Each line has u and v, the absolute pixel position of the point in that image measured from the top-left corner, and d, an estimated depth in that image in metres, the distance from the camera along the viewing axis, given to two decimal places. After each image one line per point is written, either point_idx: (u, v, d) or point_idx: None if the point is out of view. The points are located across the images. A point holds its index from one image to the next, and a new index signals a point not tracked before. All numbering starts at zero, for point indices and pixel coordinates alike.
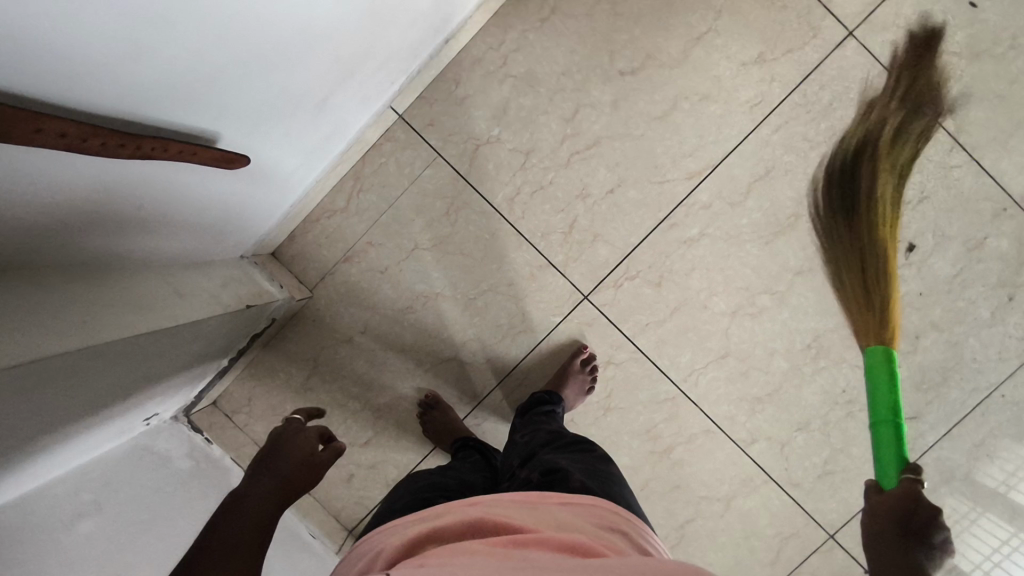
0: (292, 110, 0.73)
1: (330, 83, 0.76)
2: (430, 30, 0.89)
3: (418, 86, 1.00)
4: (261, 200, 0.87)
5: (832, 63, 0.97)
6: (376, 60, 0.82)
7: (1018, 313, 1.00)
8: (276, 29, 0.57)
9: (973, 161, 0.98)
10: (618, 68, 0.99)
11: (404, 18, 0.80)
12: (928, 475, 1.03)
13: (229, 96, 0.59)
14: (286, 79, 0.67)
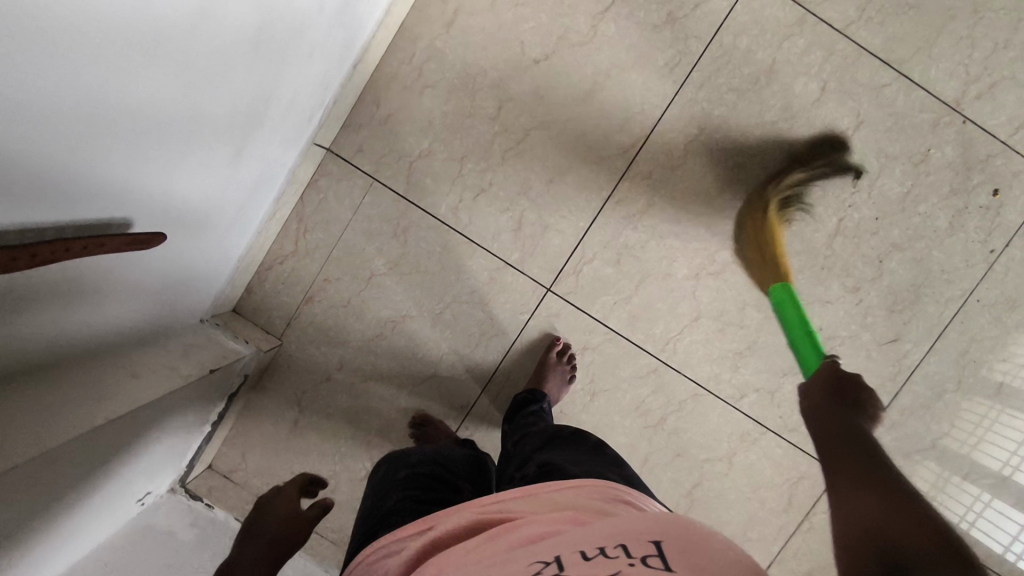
0: (206, 171, 0.72)
1: (241, 135, 0.75)
2: (336, 58, 0.87)
3: (339, 115, 0.98)
4: (202, 264, 0.86)
5: (742, 8, 0.96)
6: (283, 101, 0.80)
7: (977, 217, 0.99)
8: (164, 99, 0.56)
9: (902, 76, 0.97)
10: (532, 58, 0.98)
11: (304, 55, 0.78)
12: (921, 393, 1.03)
13: (130, 177, 0.58)
14: (190, 144, 0.65)
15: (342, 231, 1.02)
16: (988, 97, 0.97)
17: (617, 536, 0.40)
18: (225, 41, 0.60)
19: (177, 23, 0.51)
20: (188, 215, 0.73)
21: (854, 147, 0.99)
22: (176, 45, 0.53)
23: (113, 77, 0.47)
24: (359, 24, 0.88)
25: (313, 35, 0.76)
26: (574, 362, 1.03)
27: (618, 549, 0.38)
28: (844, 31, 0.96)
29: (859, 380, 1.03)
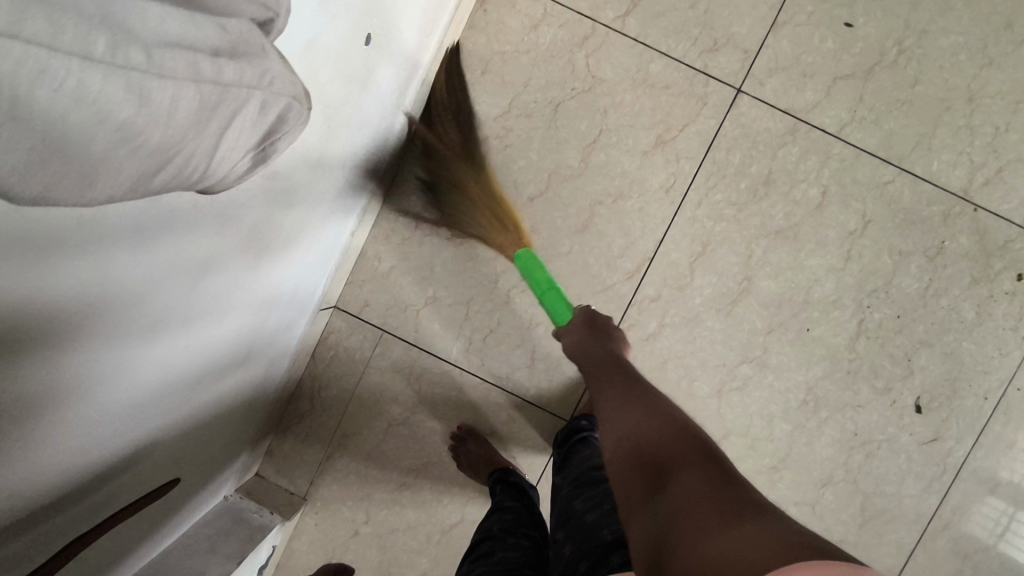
0: (220, 381, 0.71)
1: (252, 335, 0.74)
2: (338, 228, 0.87)
3: (344, 270, 0.97)
4: (225, 452, 0.84)
5: (731, 124, 0.96)
6: (289, 287, 0.79)
7: (1004, 303, 0.95)
8: (168, 351, 0.55)
9: (904, 171, 0.95)
10: (526, 195, 0.98)
11: (305, 242, 0.77)
12: (972, 489, 0.98)
13: (143, 431, 0.57)
14: (200, 371, 0.64)
15: (354, 385, 1.01)
16: (998, 182, 0.94)
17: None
18: (230, 275, 0.60)
19: (164, 283, 0.48)
20: (207, 418, 0.72)
21: (865, 247, 0.96)
22: (164, 303, 0.50)
23: (95, 357, 0.44)
24: (357, 191, 0.87)
25: (311, 218, 0.75)
26: None
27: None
28: (838, 134, 0.95)
29: (904, 483, 0.98)
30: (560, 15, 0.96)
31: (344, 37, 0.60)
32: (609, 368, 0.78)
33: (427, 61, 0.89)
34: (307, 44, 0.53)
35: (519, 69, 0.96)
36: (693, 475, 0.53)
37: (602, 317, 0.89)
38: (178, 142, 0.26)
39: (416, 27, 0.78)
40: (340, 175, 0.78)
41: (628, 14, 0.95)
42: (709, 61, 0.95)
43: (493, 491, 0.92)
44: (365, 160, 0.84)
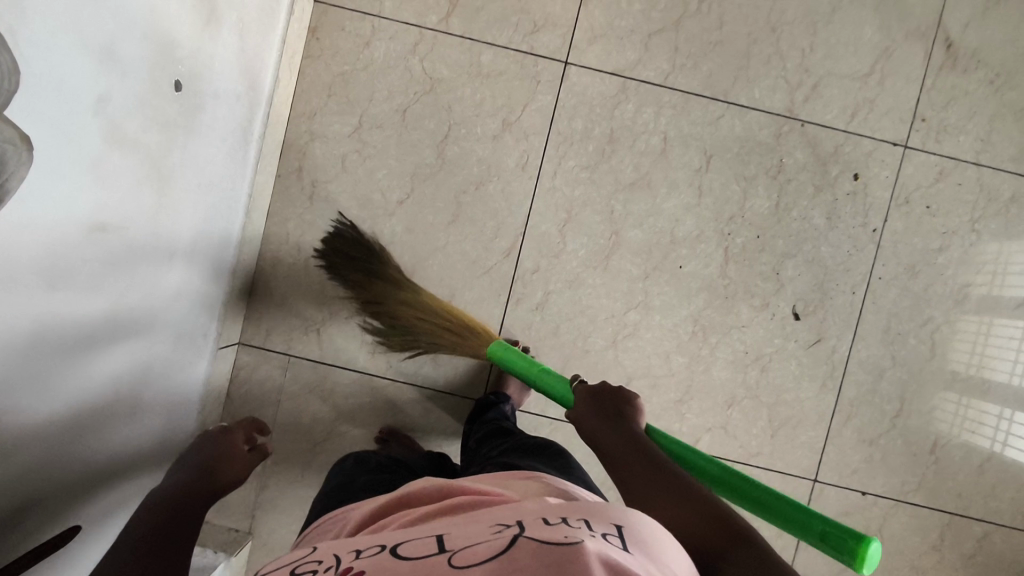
0: (111, 425, 0.75)
1: (137, 376, 0.78)
2: (215, 260, 0.91)
3: (240, 298, 1.01)
4: (148, 493, 0.87)
5: (567, 95, 1.03)
6: (171, 326, 0.83)
7: (848, 204, 1.03)
8: (26, 398, 0.59)
9: (731, 104, 1.03)
10: (395, 200, 1.03)
11: (175, 279, 0.82)
12: (862, 379, 1.05)
13: (19, 475, 0.61)
14: (79, 417, 0.68)
15: (274, 413, 1.05)
16: (816, 97, 1.02)
17: (580, 514, 0.43)
18: (80, 321, 0.64)
19: None
20: (105, 459, 0.75)
21: (713, 180, 1.03)
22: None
23: None
24: (225, 222, 0.91)
25: (174, 255, 0.80)
26: (535, 365, 1.04)
27: (581, 521, 0.42)
28: (664, 83, 1.02)
29: (800, 387, 1.05)
30: (388, 28, 1.02)
31: (146, 91, 0.66)
32: (626, 450, 0.67)
33: (267, 95, 0.94)
34: (94, 100, 0.59)
35: (362, 86, 1.02)
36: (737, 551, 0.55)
37: (620, 389, 0.76)
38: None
39: (238, 67, 0.84)
40: (195, 220, 0.83)
41: (450, 14, 1.02)
42: (534, 42, 1.02)
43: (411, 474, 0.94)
44: (223, 191, 0.89)
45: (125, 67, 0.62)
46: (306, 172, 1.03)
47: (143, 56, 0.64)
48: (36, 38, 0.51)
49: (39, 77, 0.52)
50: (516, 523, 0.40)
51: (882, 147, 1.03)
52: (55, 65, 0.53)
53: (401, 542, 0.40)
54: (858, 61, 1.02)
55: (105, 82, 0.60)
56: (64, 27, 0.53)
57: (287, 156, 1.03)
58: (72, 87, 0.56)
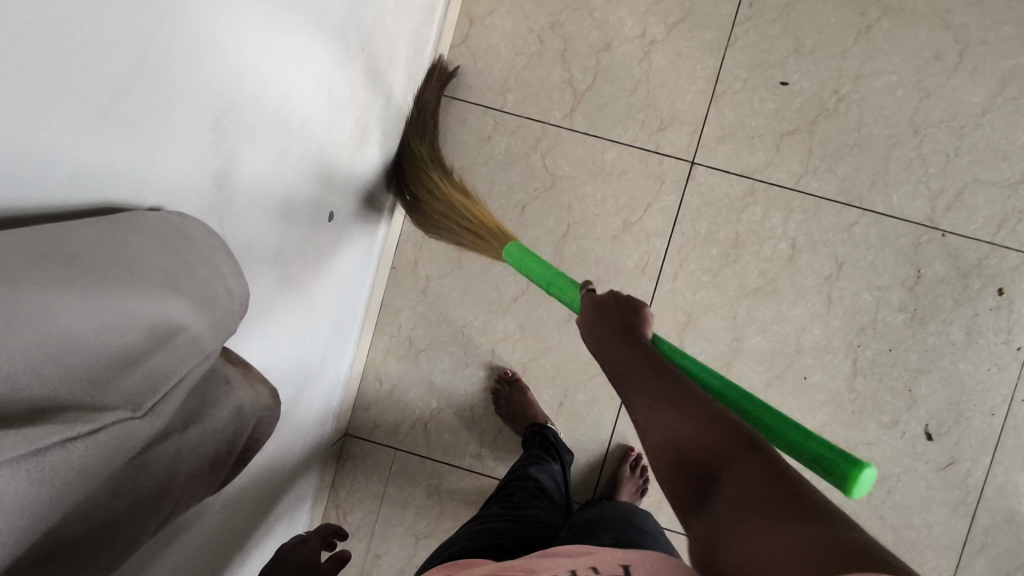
0: (251, 537, 0.76)
1: (273, 484, 0.79)
2: (340, 353, 0.92)
3: (355, 374, 1.01)
4: None
5: (691, 195, 0.99)
6: (302, 427, 0.84)
7: (991, 319, 0.97)
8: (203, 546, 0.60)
9: (866, 211, 0.97)
10: (510, 296, 1.01)
11: (310, 384, 0.82)
12: (998, 506, 0.98)
13: None
14: (233, 540, 0.69)
15: (378, 506, 1.04)
16: (960, 206, 0.97)
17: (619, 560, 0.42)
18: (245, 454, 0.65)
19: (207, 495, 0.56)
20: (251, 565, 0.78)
21: (844, 288, 0.98)
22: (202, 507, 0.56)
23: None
24: (351, 316, 0.92)
25: (313, 366, 0.80)
26: (647, 474, 1.00)
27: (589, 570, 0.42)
28: (796, 186, 0.98)
29: (930, 510, 0.98)
30: (509, 123, 1.00)
31: (307, 232, 0.65)
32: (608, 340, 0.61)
33: (392, 191, 0.94)
34: (270, 258, 0.58)
35: (481, 180, 1.00)
36: (752, 480, 0.41)
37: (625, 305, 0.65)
38: (184, 490, 0.34)
39: (374, 183, 0.83)
40: (325, 337, 0.82)
41: (573, 110, 0.99)
42: (660, 140, 0.99)
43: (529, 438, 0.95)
44: (352, 290, 0.88)
45: (296, 216, 0.61)
46: (421, 265, 1.02)
47: (310, 199, 0.63)
48: (238, 218, 0.50)
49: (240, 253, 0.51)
50: None
51: None
52: (247, 238, 0.52)
53: None
54: (1008, 169, 0.96)
55: (280, 235, 0.59)
56: (258, 199, 0.52)
57: (402, 248, 1.02)
58: (260, 249, 0.55)
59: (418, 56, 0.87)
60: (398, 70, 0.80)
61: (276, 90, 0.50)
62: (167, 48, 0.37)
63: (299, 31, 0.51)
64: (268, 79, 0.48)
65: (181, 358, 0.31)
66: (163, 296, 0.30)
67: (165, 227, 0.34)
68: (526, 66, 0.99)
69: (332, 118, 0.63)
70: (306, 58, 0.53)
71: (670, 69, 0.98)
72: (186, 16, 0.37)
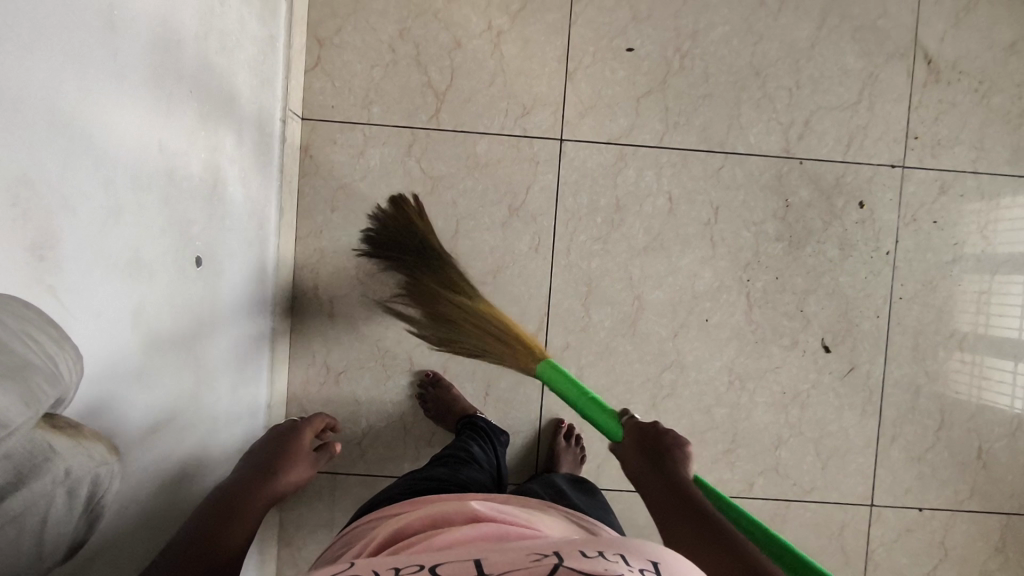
0: None
1: None
2: (254, 392, 0.92)
3: (278, 404, 1.01)
4: None
5: (567, 171, 1.02)
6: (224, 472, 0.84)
7: (859, 231, 1.05)
8: None
9: (729, 154, 1.03)
10: (416, 302, 1.03)
11: (223, 428, 0.82)
12: (900, 398, 1.06)
13: None
14: None
15: (330, 533, 1.04)
16: (810, 134, 1.04)
17: (618, 548, 0.47)
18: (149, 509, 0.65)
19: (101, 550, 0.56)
20: None
21: (724, 229, 1.04)
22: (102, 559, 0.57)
23: None
24: (257, 352, 0.91)
25: (219, 410, 0.80)
26: (583, 442, 1.03)
27: (619, 557, 0.46)
28: (661, 143, 1.03)
29: (843, 417, 1.05)
30: (378, 135, 1.01)
31: (170, 281, 0.65)
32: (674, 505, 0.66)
33: (273, 223, 0.94)
34: (130, 314, 0.58)
35: (363, 195, 1.02)
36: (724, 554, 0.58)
37: (665, 432, 0.75)
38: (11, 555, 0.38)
39: (245, 217, 0.83)
40: (228, 377, 0.82)
41: (438, 111, 1.01)
42: (526, 124, 1.02)
43: (459, 428, 0.97)
44: (250, 326, 0.88)
45: (151, 267, 0.61)
46: (322, 289, 1.02)
47: (164, 248, 0.63)
48: (74, 282, 0.50)
49: (83, 315, 0.51)
50: (554, 552, 0.45)
51: (882, 171, 1.04)
52: (92, 299, 0.52)
53: (442, 563, 0.44)
54: (844, 91, 1.04)
55: (136, 290, 0.59)
56: (95, 260, 0.53)
57: (299, 276, 1.02)
58: (111, 310, 0.55)
59: (265, 86, 0.87)
60: (242, 103, 0.80)
61: (87, 147, 0.51)
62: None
63: (93, 86, 0.51)
64: (70, 139, 0.49)
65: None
66: None
67: None
68: (383, 76, 1.01)
69: (172, 165, 0.63)
70: (112, 110, 0.54)
71: (521, 55, 1.01)
72: None
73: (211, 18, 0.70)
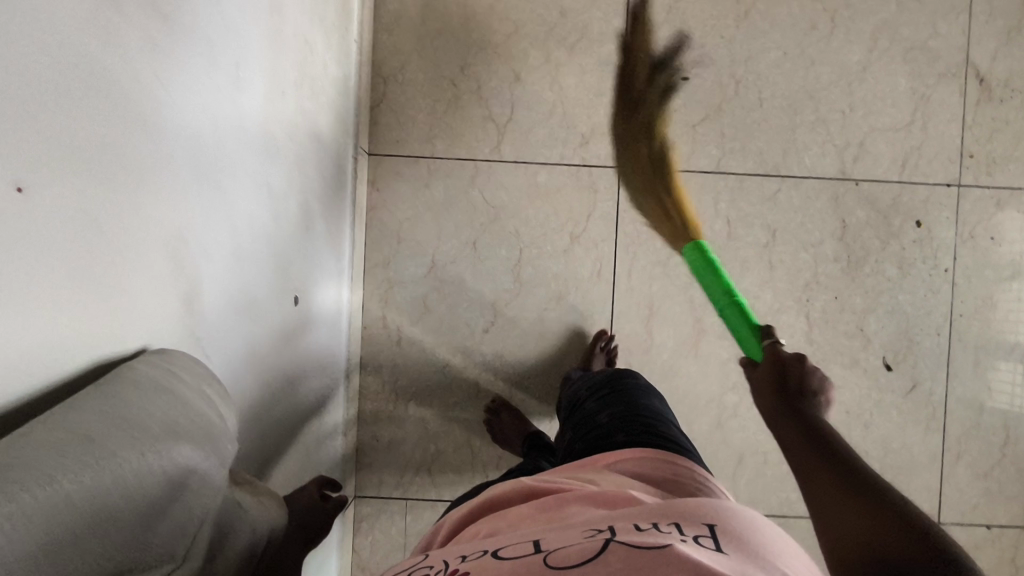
0: None
1: None
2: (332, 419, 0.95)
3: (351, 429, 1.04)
4: None
5: (626, 198, 1.05)
6: None
7: (916, 250, 1.06)
8: None
9: (785, 177, 1.05)
10: (481, 329, 1.05)
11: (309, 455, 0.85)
12: (964, 414, 1.06)
13: None
14: None
15: (402, 557, 1.06)
16: (865, 155, 1.05)
17: (669, 515, 0.39)
18: None
19: None
20: None
21: (782, 252, 1.05)
22: None
23: None
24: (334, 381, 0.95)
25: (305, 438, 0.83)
26: None
27: (671, 526, 0.37)
28: (718, 168, 1.05)
29: (906, 434, 1.06)
30: (441, 168, 1.04)
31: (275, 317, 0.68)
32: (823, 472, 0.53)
33: (347, 255, 0.97)
34: (247, 351, 0.61)
35: (428, 226, 1.04)
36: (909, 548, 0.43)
37: (812, 371, 0.64)
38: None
39: (329, 254, 0.87)
40: (314, 406, 0.86)
41: (499, 143, 1.04)
42: (585, 153, 1.04)
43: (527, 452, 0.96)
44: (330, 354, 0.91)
45: (263, 309, 0.65)
46: (390, 318, 1.05)
47: (273, 290, 0.67)
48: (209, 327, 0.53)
49: (215, 357, 0.54)
50: (607, 527, 0.37)
51: (937, 190, 1.06)
52: (224, 343, 0.56)
53: (500, 546, 0.37)
54: (897, 113, 1.05)
55: (253, 330, 0.62)
56: (225, 304, 0.56)
57: (368, 306, 1.05)
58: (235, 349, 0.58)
59: (343, 128, 0.91)
60: (326, 148, 0.84)
61: (222, 202, 0.54)
62: (112, 201, 0.40)
63: (228, 145, 0.54)
64: (211, 198, 0.52)
65: (196, 498, 0.38)
66: (175, 447, 0.36)
67: (158, 368, 0.40)
68: (446, 111, 1.04)
69: (277, 208, 0.67)
70: (240, 166, 0.57)
71: (579, 86, 1.04)
72: (125, 171, 0.40)
73: (306, 71, 0.74)
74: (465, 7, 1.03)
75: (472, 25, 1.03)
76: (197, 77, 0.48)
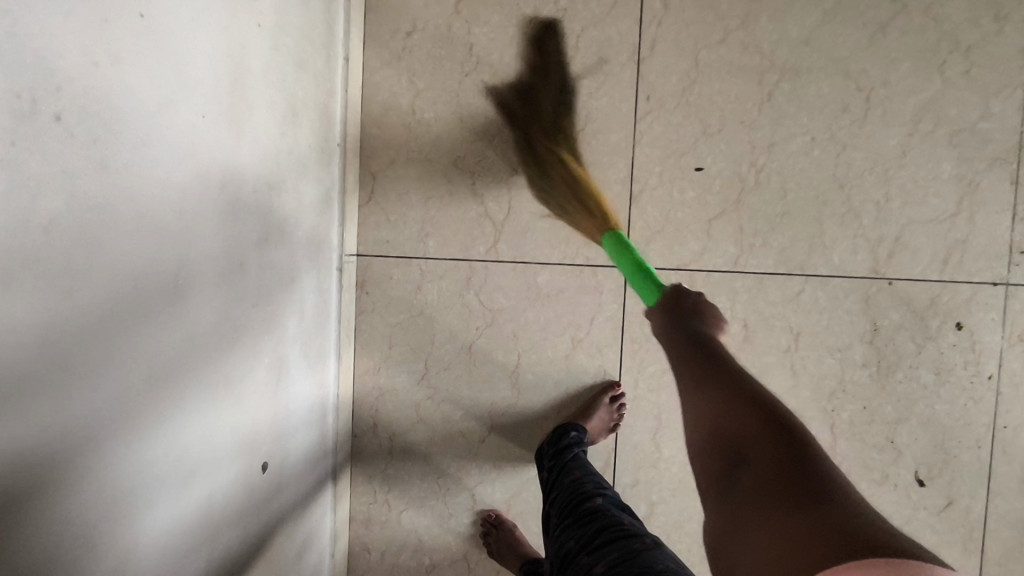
0: None
1: None
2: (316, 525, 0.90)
3: (342, 540, 1.00)
4: None
5: (634, 300, 0.97)
6: None
7: (957, 355, 0.96)
8: None
9: (810, 276, 0.96)
10: (477, 438, 0.99)
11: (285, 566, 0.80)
12: (1004, 534, 0.97)
13: None
14: None
15: None
16: (900, 251, 0.95)
17: None
18: None
19: None
20: None
21: (806, 357, 0.96)
22: None
23: None
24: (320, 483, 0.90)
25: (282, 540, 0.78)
26: None
27: None
28: (734, 267, 0.96)
29: (938, 554, 0.98)
30: (434, 269, 0.97)
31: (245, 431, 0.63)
32: (742, 406, 0.66)
33: (332, 341, 0.92)
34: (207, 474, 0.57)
35: (420, 330, 0.98)
36: (770, 448, 0.62)
37: (698, 301, 0.84)
38: None
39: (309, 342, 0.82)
40: (289, 549, 0.81)
41: (496, 242, 0.97)
42: (589, 252, 0.96)
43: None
44: (313, 446, 0.86)
45: (229, 451, 0.60)
46: (382, 426, 1.00)
47: (237, 438, 0.62)
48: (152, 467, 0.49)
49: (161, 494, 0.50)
50: None
51: (982, 289, 0.95)
52: (155, 564, 0.51)
53: None
54: (939, 203, 0.94)
55: (214, 477, 0.58)
56: (176, 438, 0.51)
57: (358, 413, 1.00)
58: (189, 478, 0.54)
59: (321, 238, 0.85)
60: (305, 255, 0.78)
61: (166, 368, 0.49)
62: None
63: (159, 335, 0.48)
64: (135, 406, 0.46)
65: None
66: None
67: None
68: (439, 208, 0.96)
69: (247, 316, 0.62)
70: (191, 319, 0.52)
71: (583, 179, 0.96)
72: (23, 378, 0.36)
73: (281, 179, 0.68)
74: (458, 94, 0.95)
75: (465, 113, 0.95)
76: (124, 251, 0.43)
